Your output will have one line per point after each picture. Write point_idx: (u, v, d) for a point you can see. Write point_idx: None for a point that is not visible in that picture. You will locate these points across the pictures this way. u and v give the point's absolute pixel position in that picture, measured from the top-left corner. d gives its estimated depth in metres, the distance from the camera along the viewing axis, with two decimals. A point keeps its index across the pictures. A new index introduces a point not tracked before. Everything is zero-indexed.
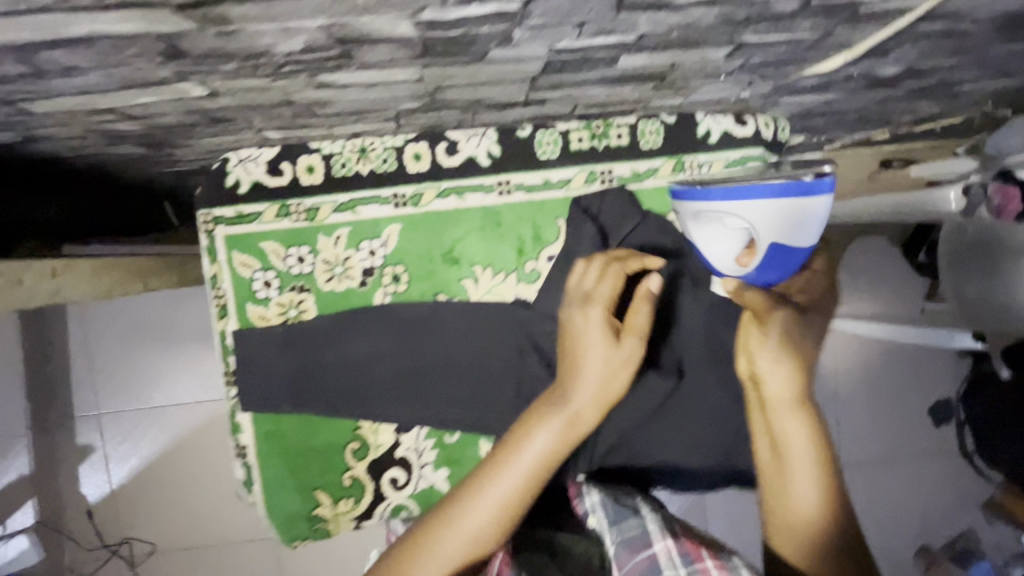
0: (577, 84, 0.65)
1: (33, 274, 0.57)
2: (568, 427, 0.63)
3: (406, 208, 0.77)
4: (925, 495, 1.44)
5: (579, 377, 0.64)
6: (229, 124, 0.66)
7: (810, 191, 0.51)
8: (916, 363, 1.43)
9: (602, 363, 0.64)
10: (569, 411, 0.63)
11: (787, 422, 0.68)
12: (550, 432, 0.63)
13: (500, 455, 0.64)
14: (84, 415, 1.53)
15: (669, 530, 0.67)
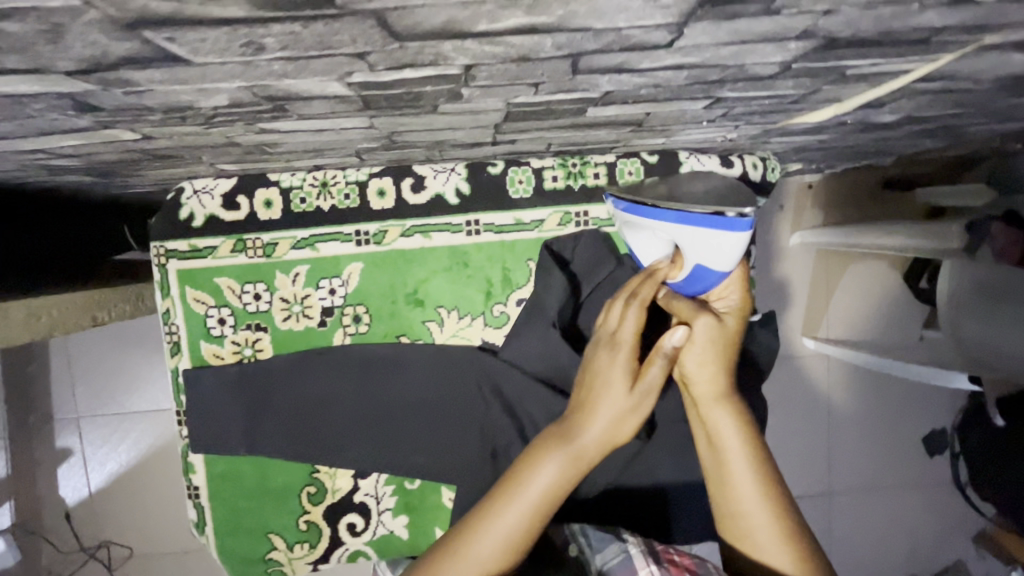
0: (545, 129, 0.60)
1: None
2: (576, 466, 0.56)
3: (368, 246, 0.73)
4: (912, 528, 1.41)
5: (591, 416, 0.57)
6: (175, 160, 0.62)
7: (722, 224, 0.60)
8: (911, 395, 1.39)
9: (617, 409, 0.57)
10: (577, 446, 0.56)
11: (722, 422, 0.59)
12: (557, 468, 0.56)
13: (496, 490, 0.56)
14: (62, 419, 1.52)
15: (653, 552, 0.63)
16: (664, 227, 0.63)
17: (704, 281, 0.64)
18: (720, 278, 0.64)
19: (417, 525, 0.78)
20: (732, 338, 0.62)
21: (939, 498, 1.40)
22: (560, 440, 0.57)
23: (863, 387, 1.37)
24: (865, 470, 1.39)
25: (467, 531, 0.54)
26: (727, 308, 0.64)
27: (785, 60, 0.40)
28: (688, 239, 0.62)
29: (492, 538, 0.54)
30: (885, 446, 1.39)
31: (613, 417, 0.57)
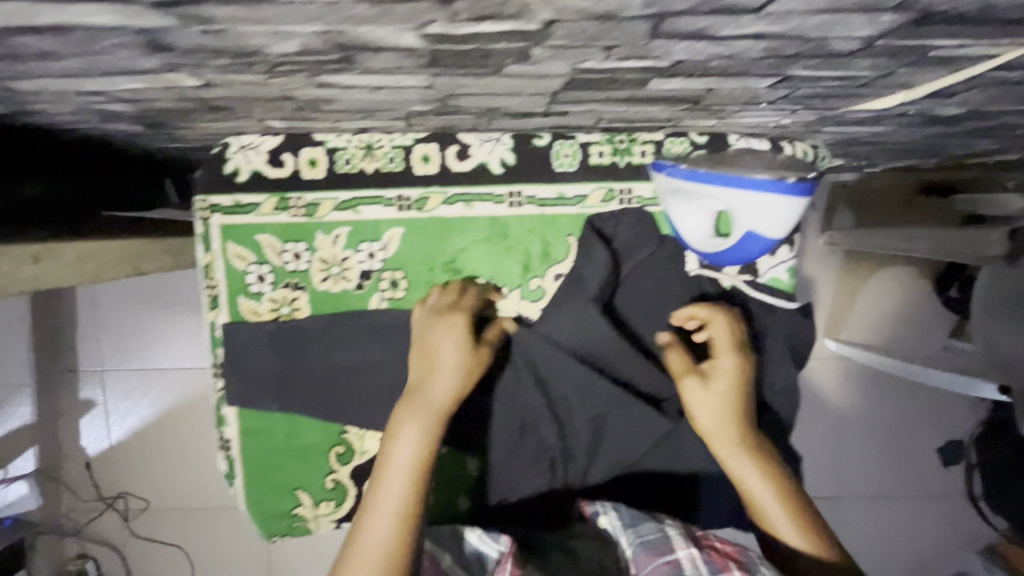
0: (601, 101, 0.59)
1: (14, 261, 0.54)
2: (434, 414, 0.59)
3: (410, 212, 0.73)
4: None
5: (435, 377, 0.62)
6: (228, 112, 0.62)
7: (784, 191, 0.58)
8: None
9: (460, 361, 0.63)
10: (429, 403, 0.59)
11: (745, 471, 0.59)
12: (415, 428, 0.57)
13: (374, 477, 0.55)
14: (89, 370, 1.59)
15: (694, 539, 0.57)
16: (721, 198, 0.60)
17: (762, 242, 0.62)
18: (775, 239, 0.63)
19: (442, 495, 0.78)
20: (728, 387, 0.64)
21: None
22: (410, 404, 0.60)
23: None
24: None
25: (363, 526, 0.52)
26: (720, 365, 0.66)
27: (872, 35, 0.39)
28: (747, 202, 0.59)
29: (389, 521, 0.52)
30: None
31: (457, 367, 0.62)
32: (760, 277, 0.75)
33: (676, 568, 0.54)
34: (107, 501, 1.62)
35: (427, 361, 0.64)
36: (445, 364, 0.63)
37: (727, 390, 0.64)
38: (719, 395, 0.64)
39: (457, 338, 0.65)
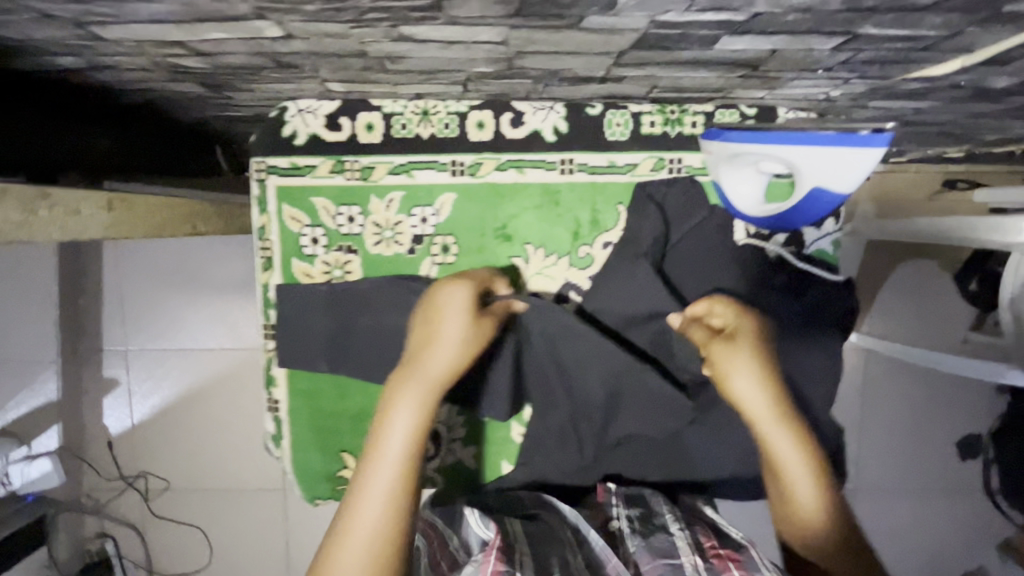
0: (662, 65, 0.61)
1: (91, 206, 0.56)
2: (430, 389, 0.62)
3: (463, 177, 0.74)
4: None
5: (436, 350, 0.64)
6: (295, 71, 0.63)
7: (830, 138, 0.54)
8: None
9: (467, 331, 0.65)
10: (425, 377, 0.63)
11: (780, 440, 0.63)
12: (413, 401, 0.62)
13: (368, 451, 0.61)
14: (112, 348, 1.63)
15: (697, 547, 0.63)
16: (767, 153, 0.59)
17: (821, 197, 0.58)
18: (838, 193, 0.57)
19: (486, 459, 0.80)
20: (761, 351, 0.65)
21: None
22: (407, 378, 0.63)
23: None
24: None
25: (358, 501, 0.58)
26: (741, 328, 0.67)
27: None
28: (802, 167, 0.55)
29: (380, 496, 0.58)
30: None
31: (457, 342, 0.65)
32: (805, 248, 0.76)
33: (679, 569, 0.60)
34: (127, 480, 1.67)
35: (432, 333, 0.65)
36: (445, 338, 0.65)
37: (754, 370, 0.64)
38: (747, 362, 0.64)
39: (466, 306, 0.66)
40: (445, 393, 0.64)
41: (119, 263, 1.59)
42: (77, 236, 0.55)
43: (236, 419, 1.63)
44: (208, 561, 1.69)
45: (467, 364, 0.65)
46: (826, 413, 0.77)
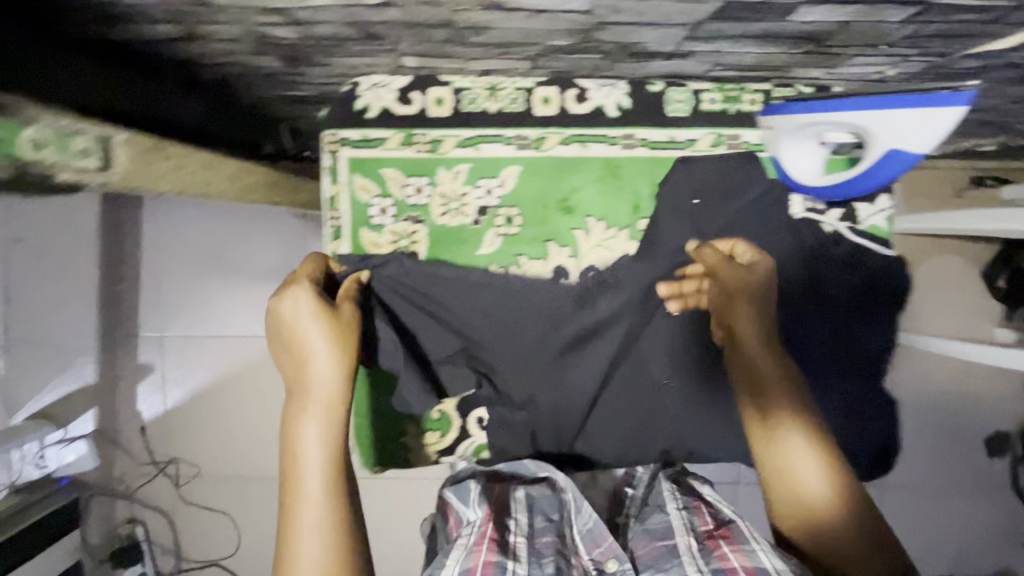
0: (734, 38, 0.63)
1: (196, 161, 0.58)
2: (326, 408, 0.64)
3: (527, 151, 0.77)
4: None
5: (313, 370, 0.65)
6: (378, 43, 0.66)
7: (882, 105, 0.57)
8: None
9: (332, 340, 0.66)
10: (317, 400, 0.64)
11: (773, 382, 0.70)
12: (313, 422, 0.64)
13: (287, 491, 0.62)
14: (146, 335, 1.58)
15: (691, 526, 0.69)
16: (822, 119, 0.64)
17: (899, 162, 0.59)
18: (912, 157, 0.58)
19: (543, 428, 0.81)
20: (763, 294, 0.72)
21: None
22: (305, 408, 0.64)
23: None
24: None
25: (292, 542, 0.59)
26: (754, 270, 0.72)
27: None
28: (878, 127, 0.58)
29: (315, 526, 0.59)
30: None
31: (327, 349, 0.66)
32: (860, 223, 0.77)
33: (674, 549, 0.67)
34: (158, 466, 1.62)
35: (303, 356, 0.66)
36: (315, 349, 0.65)
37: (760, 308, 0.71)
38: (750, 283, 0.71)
39: (316, 313, 0.66)
40: (344, 400, 0.66)
41: (159, 247, 1.57)
42: (185, 189, 0.57)
43: (268, 406, 1.62)
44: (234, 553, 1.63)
45: (351, 366, 0.67)
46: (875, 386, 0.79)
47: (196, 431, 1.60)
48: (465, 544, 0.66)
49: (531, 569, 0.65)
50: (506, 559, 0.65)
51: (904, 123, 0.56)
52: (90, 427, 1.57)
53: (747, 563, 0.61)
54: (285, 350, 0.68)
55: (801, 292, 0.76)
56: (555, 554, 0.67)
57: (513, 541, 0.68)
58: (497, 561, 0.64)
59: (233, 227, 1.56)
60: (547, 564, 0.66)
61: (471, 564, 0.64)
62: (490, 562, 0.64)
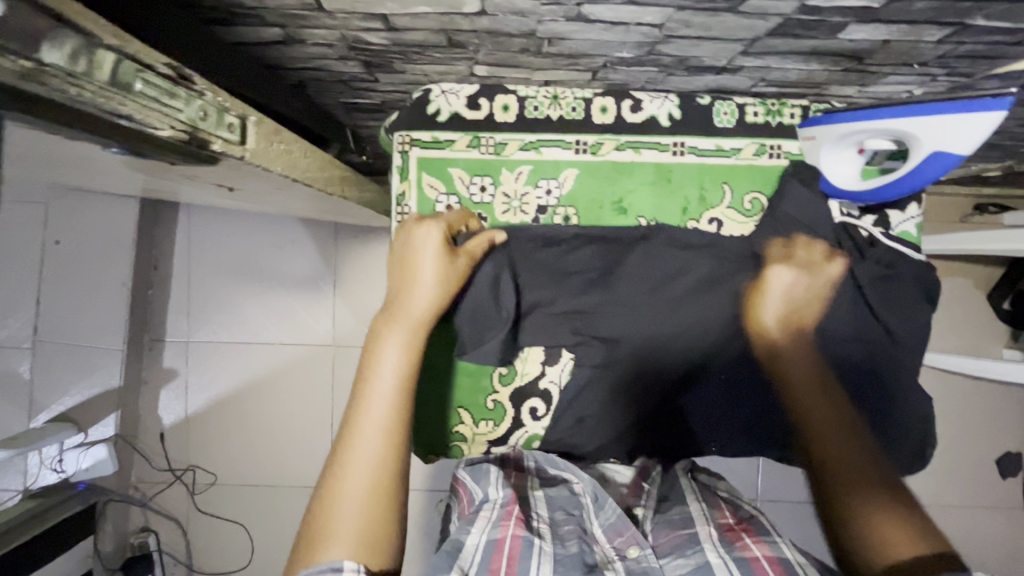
0: (782, 55, 0.70)
1: (297, 149, 0.65)
2: (413, 323, 0.65)
3: (585, 155, 0.83)
4: (986, 545, 1.43)
5: (416, 290, 0.68)
6: (458, 50, 0.73)
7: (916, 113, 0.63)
8: (992, 410, 1.44)
9: (438, 269, 0.69)
10: (411, 316, 0.66)
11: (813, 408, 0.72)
12: (402, 338, 0.64)
13: (360, 381, 0.61)
14: (174, 340, 1.67)
15: (714, 521, 0.69)
16: (852, 128, 0.70)
17: (939, 166, 0.65)
18: (953, 160, 0.64)
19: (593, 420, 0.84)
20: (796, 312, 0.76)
21: (1010, 517, 1.44)
22: (401, 319, 0.65)
23: (939, 392, 1.44)
24: (937, 480, 1.45)
25: (353, 428, 0.58)
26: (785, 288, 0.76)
27: None
28: (924, 133, 0.64)
29: (377, 419, 0.58)
30: (958, 457, 1.44)
31: (435, 280, 0.69)
32: (893, 229, 0.83)
33: (695, 536, 0.66)
34: (175, 472, 1.67)
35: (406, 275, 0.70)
36: (426, 277, 0.68)
37: (780, 308, 0.76)
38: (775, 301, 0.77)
39: (436, 249, 0.70)
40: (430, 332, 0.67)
41: (190, 257, 1.67)
42: (297, 172, 0.64)
43: (291, 413, 1.64)
44: (250, 560, 1.65)
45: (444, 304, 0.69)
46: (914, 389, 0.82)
47: (216, 439, 1.66)
48: (492, 517, 0.65)
49: (556, 548, 0.64)
50: (534, 536, 0.63)
51: (942, 130, 0.63)
52: (111, 431, 1.59)
53: (770, 553, 0.61)
54: (395, 268, 0.71)
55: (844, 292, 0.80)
56: (579, 538, 0.67)
57: (538, 525, 0.67)
58: (525, 536, 0.62)
59: (266, 237, 1.64)
60: (571, 546, 0.65)
61: (499, 535, 0.62)
62: (517, 535, 0.62)
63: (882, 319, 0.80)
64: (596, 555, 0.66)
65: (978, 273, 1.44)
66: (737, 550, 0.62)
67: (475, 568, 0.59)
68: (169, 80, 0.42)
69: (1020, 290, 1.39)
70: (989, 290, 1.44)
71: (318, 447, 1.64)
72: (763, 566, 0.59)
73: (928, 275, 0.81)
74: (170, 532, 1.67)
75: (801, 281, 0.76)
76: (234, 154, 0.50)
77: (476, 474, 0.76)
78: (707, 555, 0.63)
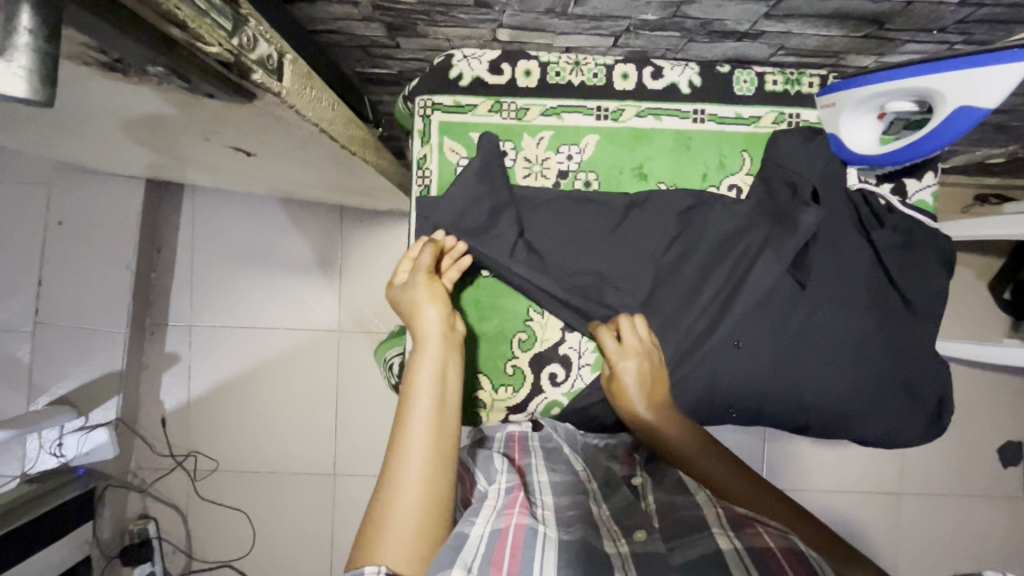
0: (805, 18, 0.71)
1: (322, 97, 0.64)
2: (437, 353, 0.70)
3: (606, 121, 0.84)
4: (987, 533, 1.45)
5: (425, 327, 0.71)
6: (483, 10, 0.73)
7: (941, 68, 0.65)
8: (994, 398, 1.44)
9: (437, 301, 0.73)
10: (429, 347, 0.71)
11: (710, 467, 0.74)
12: (429, 370, 0.69)
13: (398, 420, 0.66)
14: (177, 324, 1.65)
15: (721, 505, 0.65)
16: (870, 90, 0.71)
17: (961, 123, 0.66)
18: (978, 116, 0.65)
19: None
20: (654, 385, 0.76)
21: (1011, 506, 1.44)
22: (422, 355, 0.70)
23: None
24: (940, 467, 1.45)
25: (400, 464, 0.62)
26: (629, 373, 0.75)
27: None
28: (953, 89, 0.65)
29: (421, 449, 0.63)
30: (962, 445, 1.45)
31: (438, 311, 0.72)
32: (909, 198, 0.84)
33: (703, 519, 0.62)
34: (176, 459, 1.65)
35: (412, 318, 0.72)
36: (429, 314, 0.72)
37: (641, 398, 0.75)
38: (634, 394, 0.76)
39: (429, 285, 0.74)
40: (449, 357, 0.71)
41: (194, 241, 1.65)
42: (322, 122, 0.63)
43: (294, 399, 1.63)
44: (251, 549, 1.63)
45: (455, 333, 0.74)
46: (933, 361, 0.82)
47: (218, 425, 1.64)
48: (497, 506, 0.61)
49: (562, 534, 0.58)
50: (538, 523, 0.57)
51: (967, 85, 0.64)
52: (112, 415, 1.57)
53: (782, 543, 0.55)
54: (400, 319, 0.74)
55: (861, 258, 0.81)
56: (585, 525, 0.60)
57: (541, 512, 0.62)
58: (529, 523, 0.57)
59: (272, 221, 1.63)
60: (577, 531, 0.59)
61: (502, 524, 0.56)
62: (521, 524, 0.56)
63: (896, 287, 0.81)
64: (602, 540, 0.58)
65: (980, 262, 1.46)
66: (746, 534, 0.58)
67: (477, 562, 0.51)
68: (227, 11, 0.44)
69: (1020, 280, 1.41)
70: (991, 279, 1.45)
71: (321, 434, 1.62)
72: (778, 553, 0.54)
73: (946, 244, 0.81)
74: (170, 519, 1.65)
75: (642, 367, 0.76)
76: (273, 87, 0.50)
77: (483, 467, 0.73)
78: (718, 542, 0.57)
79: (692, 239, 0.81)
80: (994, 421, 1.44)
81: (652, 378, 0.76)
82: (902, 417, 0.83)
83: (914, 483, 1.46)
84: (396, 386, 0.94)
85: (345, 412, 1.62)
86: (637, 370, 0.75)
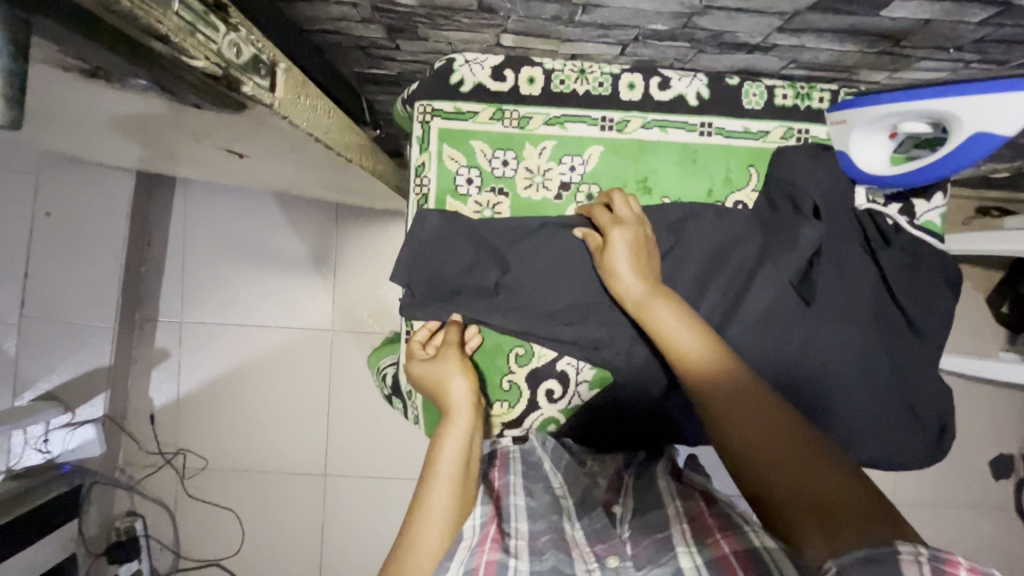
0: (819, 32, 0.69)
1: (314, 103, 0.61)
2: (467, 420, 0.69)
3: (611, 132, 0.81)
4: (978, 547, 1.44)
5: (451, 390, 0.71)
6: (487, 15, 0.70)
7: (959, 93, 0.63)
8: (988, 412, 1.44)
9: (462, 368, 0.73)
10: (453, 407, 0.70)
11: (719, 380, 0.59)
12: (455, 435, 0.67)
13: (419, 485, 0.64)
14: (167, 320, 1.62)
15: (689, 516, 0.61)
16: (880, 108, 0.70)
17: (976, 150, 0.65)
18: (993, 145, 0.63)
19: (612, 406, 0.82)
20: (647, 256, 0.73)
21: (1002, 520, 1.44)
22: (450, 420, 0.69)
23: None
24: (931, 479, 1.45)
25: (416, 532, 0.60)
26: (621, 229, 0.73)
27: None
28: (969, 114, 0.63)
29: (439, 517, 0.60)
30: (955, 459, 1.45)
31: (463, 375, 0.73)
32: (918, 219, 0.82)
33: (668, 540, 0.59)
34: (165, 456, 1.63)
35: (438, 381, 0.73)
36: (455, 379, 0.72)
37: (630, 266, 0.71)
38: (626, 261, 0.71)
39: (456, 354, 0.75)
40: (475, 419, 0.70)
41: (186, 236, 1.62)
42: (313, 131, 0.61)
43: (286, 399, 1.60)
44: (238, 549, 1.61)
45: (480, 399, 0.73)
46: (935, 385, 0.81)
47: (207, 422, 1.62)
48: (469, 544, 0.58)
49: (533, 565, 0.56)
50: (510, 557, 0.56)
51: (985, 111, 0.62)
52: (100, 412, 1.54)
53: (738, 548, 0.53)
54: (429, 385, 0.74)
55: (867, 280, 0.79)
56: (557, 551, 0.58)
57: (515, 542, 0.59)
58: (500, 560, 0.55)
59: (266, 217, 1.60)
60: (549, 560, 0.57)
61: (473, 564, 0.55)
62: (491, 561, 0.55)
63: (901, 309, 0.79)
64: (575, 565, 0.58)
65: (980, 275, 1.45)
66: (705, 548, 0.55)
67: None
68: (218, 20, 0.42)
69: (1019, 295, 1.41)
70: (990, 293, 1.44)
71: (311, 434, 1.60)
72: (734, 566, 0.51)
73: (953, 267, 0.79)
74: (157, 517, 1.63)
75: (637, 235, 0.73)
76: (265, 100, 0.49)
77: None
78: (679, 561, 0.55)
79: (696, 256, 0.79)
80: (988, 435, 1.44)
81: (642, 250, 0.73)
82: (906, 443, 0.80)
83: (907, 495, 1.46)
84: (389, 398, 0.92)
85: (335, 412, 1.60)
86: (630, 238, 0.72)
